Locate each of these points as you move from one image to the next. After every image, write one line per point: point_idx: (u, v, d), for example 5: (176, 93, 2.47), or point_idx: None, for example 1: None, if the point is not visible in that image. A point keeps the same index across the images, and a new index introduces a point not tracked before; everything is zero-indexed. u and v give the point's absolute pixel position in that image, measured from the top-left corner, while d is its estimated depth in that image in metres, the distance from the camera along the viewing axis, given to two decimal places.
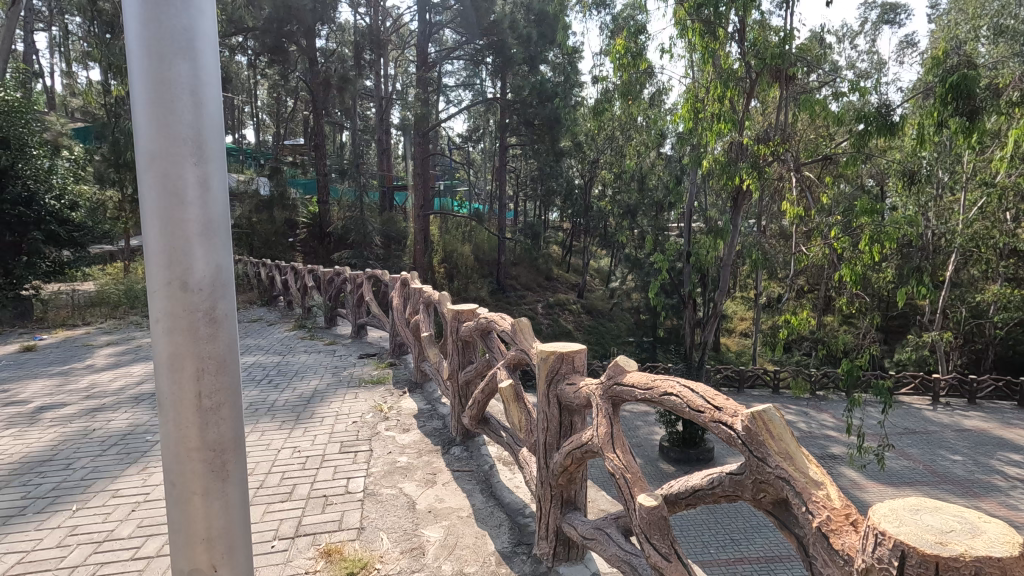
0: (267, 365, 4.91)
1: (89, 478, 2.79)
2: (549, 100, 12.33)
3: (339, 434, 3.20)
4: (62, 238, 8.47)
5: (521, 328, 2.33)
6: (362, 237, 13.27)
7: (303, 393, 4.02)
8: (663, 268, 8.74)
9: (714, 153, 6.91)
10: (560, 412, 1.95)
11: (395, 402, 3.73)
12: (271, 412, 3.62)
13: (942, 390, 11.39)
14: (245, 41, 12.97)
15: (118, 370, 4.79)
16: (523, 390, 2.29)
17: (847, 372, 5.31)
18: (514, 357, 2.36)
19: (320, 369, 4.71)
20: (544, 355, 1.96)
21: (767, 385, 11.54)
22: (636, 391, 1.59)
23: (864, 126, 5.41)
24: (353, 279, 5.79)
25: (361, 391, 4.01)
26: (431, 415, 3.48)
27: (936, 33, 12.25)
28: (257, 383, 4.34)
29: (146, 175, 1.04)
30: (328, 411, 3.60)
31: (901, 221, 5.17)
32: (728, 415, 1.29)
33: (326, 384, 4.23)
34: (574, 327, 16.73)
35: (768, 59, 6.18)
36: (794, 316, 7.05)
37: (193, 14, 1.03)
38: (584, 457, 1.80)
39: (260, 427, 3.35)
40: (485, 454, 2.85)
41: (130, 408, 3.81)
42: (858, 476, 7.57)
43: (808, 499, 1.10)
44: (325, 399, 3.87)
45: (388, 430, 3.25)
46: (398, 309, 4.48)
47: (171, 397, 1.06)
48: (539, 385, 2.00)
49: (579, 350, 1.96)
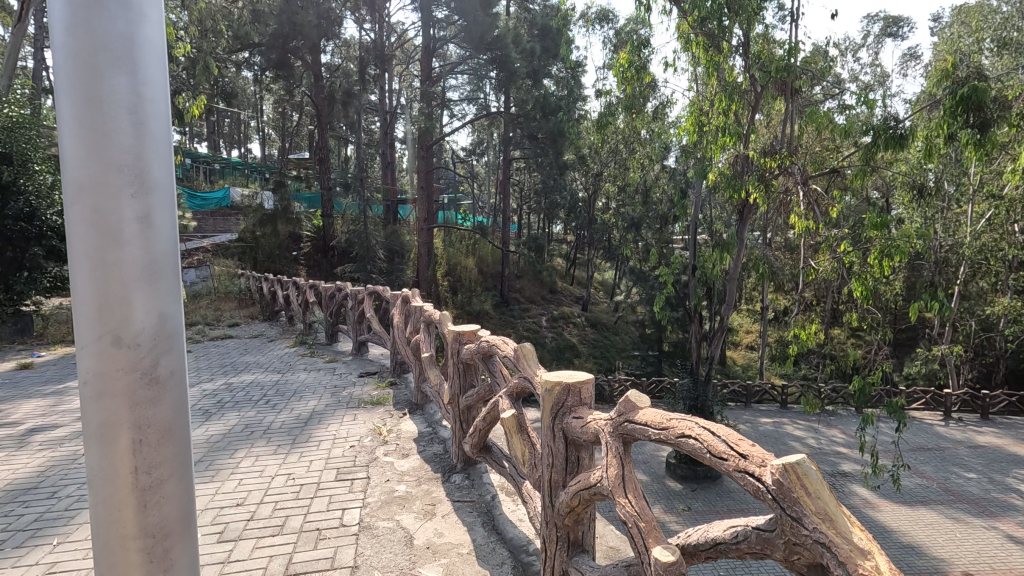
0: (265, 384, 4.83)
1: (74, 509, 2.70)
2: (552, 114, 12.21)
3: (336, 460, 3.11)
4: (64, 253, 8.46)
5: (524, 355, 2.24)
6: (366, 250, 13.26)
7: (300, 415, 3.94)
8: (668, 281, 8.67)
9: (718, 167, 6.88)
10: (566, 447, 1.86)
11: (394, 425, 3.64)
12: (267, 436, 3.52)
13: (954, 405, 11.22)
14: (251, 56, 13.09)
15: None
16: (526, 421, 2.20)
17: (859, 390, 5.20)
18: (516, 385, 2.27)
19: (319, 388, 4.63)
20: (548, 386, 1.87)
21: (774, 399, 11.43)
22: (650, 430, 1.50)
23: (872, 140, 5.35)
24: (354, 296, 5.73)
25: (361, 413, 3.93)
26: (432, 439, 3.38)
27: (940, 47, 12.27)
28: (254, 403, 4.25)
29: (74, 208, 0.99)
30: (326, 435, 3.51)
31: (912, 235, 5.07)
32: (756, 466, 1.21)
33: (324, 404, 4.15)
34: (578, 340, 16.65)
35: (772, 72, 6.17)
36: (803, 330, 6.94)
37: (132, 23, 1.00)
38: (592, 498, 1.71)
39: (255, 452, 3.26)
40: (486, 483, 2.76)
41: None
42: (870, 495, 7.42)
43: (854, 571, 1.02)
44: (323, 421, 3.78)
45: (387, 455, 3.16)
46: (399, 327, 4.40)
47: (105, 472, 1.02)
48: (544, 417, 1.91)
49: (586, 380, 1.86)
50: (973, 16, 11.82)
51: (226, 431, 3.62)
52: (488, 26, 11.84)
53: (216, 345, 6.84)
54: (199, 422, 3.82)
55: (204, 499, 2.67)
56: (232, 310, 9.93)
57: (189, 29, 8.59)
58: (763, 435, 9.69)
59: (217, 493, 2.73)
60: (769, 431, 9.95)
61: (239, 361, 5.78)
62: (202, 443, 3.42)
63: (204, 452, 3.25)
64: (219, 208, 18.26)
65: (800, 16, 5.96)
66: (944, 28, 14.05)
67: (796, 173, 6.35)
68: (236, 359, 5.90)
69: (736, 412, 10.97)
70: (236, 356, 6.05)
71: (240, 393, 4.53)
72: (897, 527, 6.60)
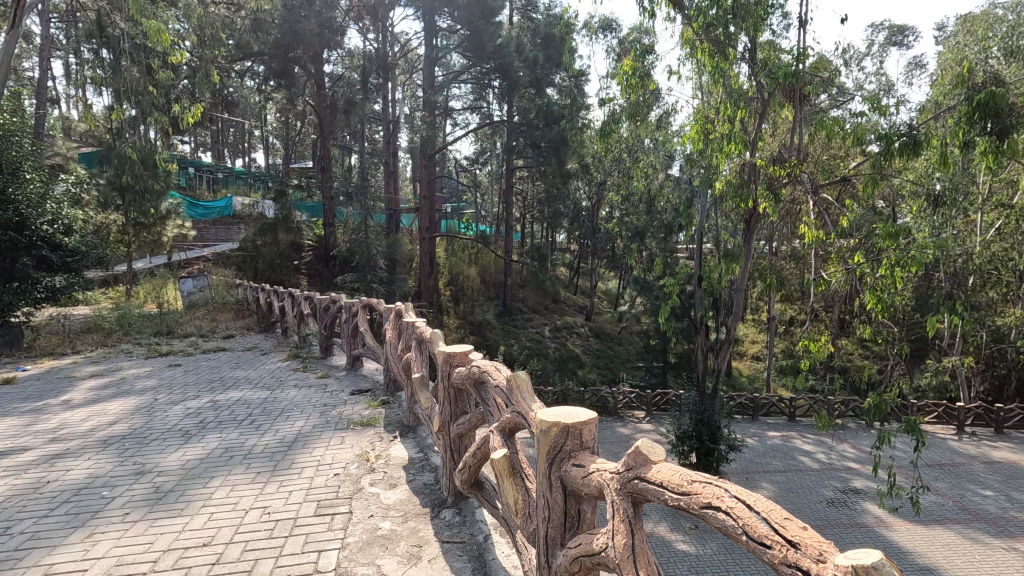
0: (252, 402, 4.66)
1: (24, 549, 2.40)
2: (555, 122, 12.22)
3: (317, 491, 2.93)
4: (55, 263, 8.35)
5: (518, 384, 2.09)
6: (367, 259, 13.10)
7: (285, 437, 3.76)
8: (673, 292, 8.48)
9: (724, 175, 6.73)
10: (566, 499, 1.69)
11: (383, 450, 3.46)
12: (246, 462, 3.34)
13: (967, 419, 10.96)
14: (252, 65, 13.09)
15: (92, 407, 4.51)
16: (520, 461, 2.03)
17: (875, 406, 4.96)
18: (509, 420, 2.09)
19: (307, 407, 4.45)
20: (546, 427, 1.68)
21: (782, 412, 11.22)
22: (667, 493, 1.31)
23: (885, 146, 5.16)
24: (348, 309, 5.57)
25: (349, 436, 3.75)
26: (423, 467, 3.21)
27: (945, 56, 12.22)
28: (238, 424, 4.08)
29: None
30: (309, 462, 3.33)
31: (929, 245, 4.83)
32: (808, 562, 1.01)
33: (311, 425, 3.98)
34: (582, 351, 16.40)
35: (780, 78, 6.00)
36: (813, 342, 6.67)
37: None
38: (597, 565, 1.54)
39: (232, 480, 3.08)
40: (479, 520, 2.57)
41: (94, 454, 3.47)
42: (883, 514, 7.18)
43: None
44: (308, 445, 3.60)
45: (373, 486, 2.99)
46: (390, 343, 4.23)
47: None
48: (541, 462, 1.74)
49: (588, 420, 1.68)
50: (977, 25, 11.78)
51: (203, 457, 3.44)
52: (491, 34, 11.78)
53: (207, 359, 6.67)
54: (177, 446, 3.64)
55: (169, 537, 2.48)
56: (229, 320, 9.78)
57: (190, 38, 8.55)
58: (771, 450, 9.46)
59: (184, 530, 2.54)
60: (777, 445, 9.71)
61: (229, 377, 5.60)
62: (177, 470, 3.24)
63: (177, 481, 3.07)
64: (221, 217, 18.23)
65: (808, 22, 5.83)
66: (949, 37, 13.91)
67: (806, 181, 6.11)
68: (225, 375, 5.72)
69: (743, 425, 10.73)
70: (226, 371, 5.88)
71: (224, 413, 4.36)
72: (912, 547, 6.36)
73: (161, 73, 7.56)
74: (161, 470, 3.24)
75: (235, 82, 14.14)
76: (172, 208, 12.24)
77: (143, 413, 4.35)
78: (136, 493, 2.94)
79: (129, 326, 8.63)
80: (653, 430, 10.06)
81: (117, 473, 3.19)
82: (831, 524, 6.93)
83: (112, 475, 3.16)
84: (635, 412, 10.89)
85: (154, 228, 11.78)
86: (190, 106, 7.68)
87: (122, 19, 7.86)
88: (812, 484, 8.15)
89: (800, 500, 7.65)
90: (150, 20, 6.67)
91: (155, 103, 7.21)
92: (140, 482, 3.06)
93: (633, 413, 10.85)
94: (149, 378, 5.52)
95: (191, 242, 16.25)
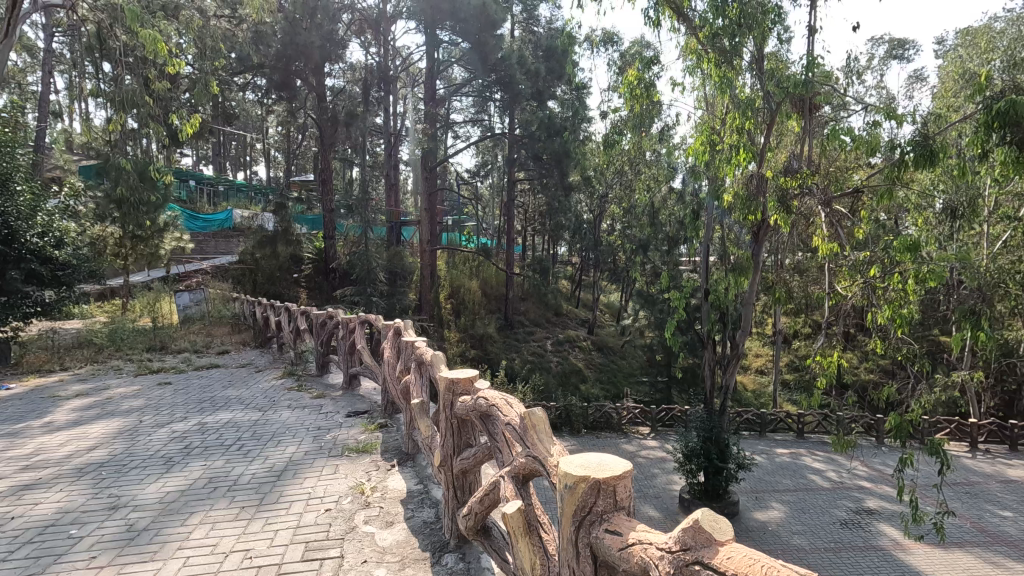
0: (242, 425, 4.47)
1: None
2: (557, 134, 12.09)
3: (306, 530, 2.73)
4: (44, 276, 8.17)
5: (532, 422, 1.91)
6: (367, 272, 12.77)
7: (274, 466, 3.56)
8: (679, 305, 8.28)
9: (731, 187, 6.61)
10: (596, 569, 1.51)
11: (380, 481, 3.26)
12: (230, 495, 3.14)
13: (980, 435, 10.71)
14: (253, 78, 13.06)
15: (73, 431, 4.31)
16: (536, 516, 1.84)
17: (896, 426, 4.73)
18: (523, 466, 1.91)
19: (300, 431, 4.26)
20: (572, 483, 1.49)
21: (790, 428, 10.98)
22: None
23: (901, 155, 4.93)
24: (345, 325, 5.40)
25: (343, 464, 3.55)
26: (423, 501, 3.02)
27: (948, 68, 12.14)
28: (225, 450, 3.88)
29: None
30: (298, 495, 3.12)
31: (949, 259, 4.61)
32: None
33: (303, 452, 3.78)
34: (585, 364, 16.18)
35: (790, 89, 5.83)
36: (827, 357, 6.12)
37: None
38: None
39: (212, 517, 2.88)
40: (485, 568, 2.38)
41: (66, 486, 3.26)
42: (900, 537, 6.93)
43: None
44: (299, 475, 3.40)
45: (369, 524, 2.79)
46: (388, 362, 4.05)
47: None
48: (567, 524, 1.55)
49: (623, 474, 1.49)
50: (980, 37, 11.72)
51: (185, 489, 3.23)
52: (493, 47, 11.66)
53: (200, 376, 6.47)
54: (158, 476, 3.44)
55: None
56: (225, 335, 9.58)
57: (189, 50, 8.49)
58: (781, 468, 9.23)
59: None
60: (787, 463, 9.47)
61: (220, 396, 5.40)
62: (154, 504, 3.03)
63: (153, 518, 2.87)
64: (220, 230, 18.12)
65: (816, 32, 5.72)
66: (950, 49, 13.86)
67: (817, 193, 5.91)
68: (217, 394, 5.52)
69: (750, 442, 10.49)
70: (217, 390, 5.67)
71: (211, 437, 4.16)
72: (932, 572, 6.12)
73: (156, 83, 7.47)
74: (138, 504, 3.03)
75: (235, 95, 14.11)
76: (170, 221, 12.10)
77: (126, 437, 4.15)
78: (107, 532, 2.73)
79: (121, 341, 8.45)
80: (658, 447, 9.82)
81: (90, 508, 2.99)
82: (846, 547, 6.68)
83: (83, 510, 2.96)
84: (640, 428, 10.66)
85: (151, 241, 11.60)
86: (187, 117, 7.56)
87: (122, 32, 7.78)
88: (824, 504, 7.90)
89: (812, 521, 7.41)
90: (147, 30, 6.59)
91: (151, 111, 7.13)
92: (112, 520, 2.85)
93: (638, 429, 10.61)
94: (136, 398, 5.32)
95: (189, 255, 16.11)
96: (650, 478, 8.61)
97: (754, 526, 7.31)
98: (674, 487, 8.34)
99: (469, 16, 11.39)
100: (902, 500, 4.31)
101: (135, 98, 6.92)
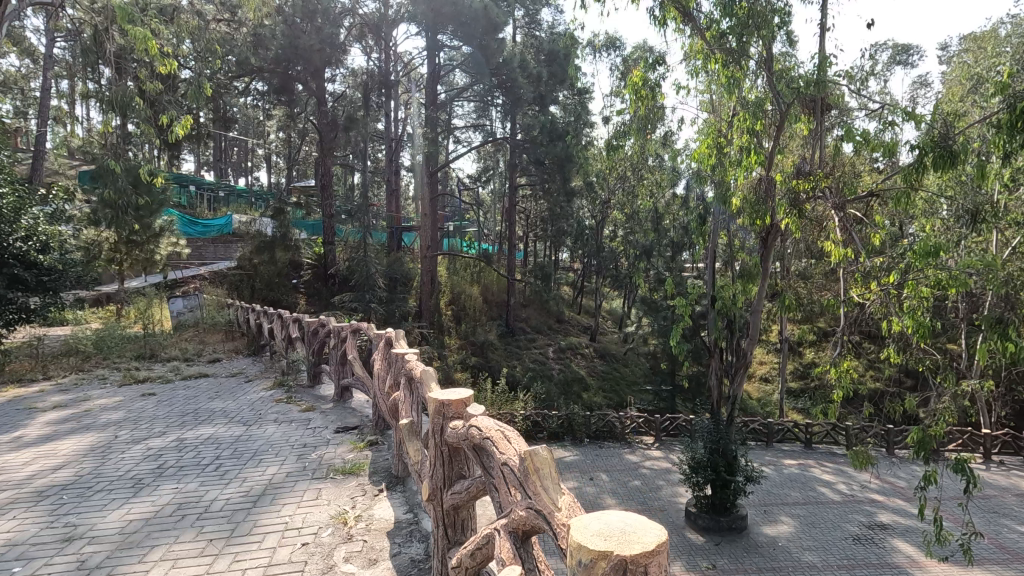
0: (223, 442, 4.25)
1: None
2: (559, 139, 11.86)
3: (279, 569, 2.51)
4: (29, 282, 7.93)
5: (534, 464, 1.70)
6: (366, 278, 12.46)
7: (251, 490, 3.34)
8: (685, 312, 8.03)
9: (738, 190, 6.41)
10: None
11: (365, 510, 3.05)
12: (198, 525, 2.92)
13: (995, 446, 10.43)
14: (251, 82, 12.92)
15: (41, 447, 4.09)
16: None
17: (919, 443, 4.41)
18: (523, 519, 1.68)
19: (284, 449, 4.04)
20: (589, 558, 1.25)
21: (798, 438, 10.73)
22: None
23: (920, 157, 4.65)
24: (337, 334, 5.20)
25: (327, 489, 3.34)
26: (411, 535, 2.81)
27: (957, 72, 11.91)
28: (202, 471, 3.67)
29: None
30: (272, 527, 2.89)
31: (974, 265, 4.37)
32: None
33: (285, 474, 3.58)
34: (587, 372, 15.95)
35: (803, 89, 5.60)
36: (838, 370, 5.61)
37: None
38: None
39: (175, 553, 2.65)
40: None
41: (20, 513, 3.04)
42: (916, 554, 6.67)
43: None
44: (276, 501, 3.19)
45: (349, 561, 2.57)
46: (378, 376, 3.86)
47: None
48: None
49: (655, 550, 1.24)
50: (988, 42, 11.53)
51: (149, 517, 3.01)
52: (496, 51, 11.38)
53: (187, 387, 6.24)
54: (123, 501, 3.22)
55: None
56: (218, 343, 9.38)
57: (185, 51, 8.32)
58: (789, 480, 8.99)
59: None
60: (795, 475, 9.21)
61: (204, 409, 5.19)
62: (113, 536, 2.81)
63: (109, 554, 2.64)
64: (220, 235, 17.98)
65: (830, 30, 5.49)
66: (956, 54, 13.67)
67: (830, 197, 5.68)
68: (201, 406, 5.31)
69: (757, 452, 10.22)
70: (202, 402, 5.46)
71: (187, 456, 3.94)
72: None
73: (149, 83, 7.31)
74: (94, 536, 2.81)
75: (235, 99, 13.97)
76: (166, 225, 11.92)
77: (96, 456, 3.93)
78: (55, 570, 2.51)
79: (110, 349, 8.24)
80: (663, 458, 9.58)
81: (42, 541, 2.77)
82: (859, 564, 6.42)
83: (33, 543, 2.74)
84: (644, 437, 10.42)
85: (146, 246, 11.43)
86: (179, 118, 7.34)
87: (116, 33, 7.60)
88: (835, 518, 7.63)
89: (823, 535, 7.15)
90: (137, 28, 6.41)
91: (145, 112, 7.02)
92: (64, 555, 2.63)
93: (641, 438, 10.36)
94: (116, 410, 5.11)
95: (186, 261, 15.93)
96: (654, 490, 8.35)
97: (763, 541, 7.05)
98: (680, 500, 8.09)
99: (471, 20, 11.22)
100: (925, 521, 4.01)
101: (129, 99, 6.81)
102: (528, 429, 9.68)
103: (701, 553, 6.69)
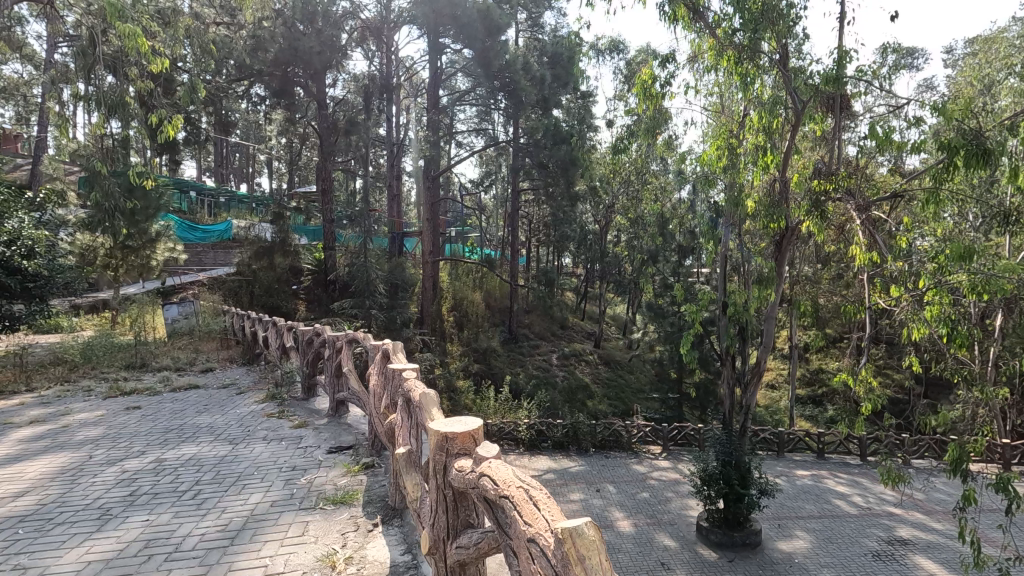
0: (204, 464, 4.00)
1: None
2: (563, 142, 11.62)
3: None
4: (13, 289, 7.76)
5: (576, 550, 1.40)
6: (366, 283, 12.11)
7: (228, 526, 3.08)
8: (696, 318, 7.73)
9: (754, 193, 6.12)
10: None
11: (356, 551, 2.79)
12: (163, 568, 2.66)
13: (1014, 457, 10.11)
14: (250, 86, 12.73)
15: (8, 470, 3.84)
16: None
17: (955, 461, 4.07)
18: None
19: (270, 474, 3.79)
20: None
21: (809, 448, 10.43)
22: None
23: (949, 156, 4.31)
24: (333, 345, 4.95)
25: (314, 524, 3.08)
26: None
27: (967, 74, 11.65)
28: (177, 499, 3.41)
29: None
30: (248, 571, 2.63)
31: (1012, 270, 4.07)
32: None
33: (269, 503, 3.33)
34: (592, 379, 15.67)
35: (823, 87, 5.31)
36: (858, 379, 5.33)
37: None
38: None
39: None
40: None
41: None
42: (941, 573, 6.37)
43: None
44: (255, 539, 2.92)
45: None
46: (376, 394, 3.57)
47: None
48: None
49: None
50: (999, 45, 11.31)
51: (110, 558, 2.75)
52: (498, 51, 11.26)
53: (175, 399, 6.01)
54: (84, 536, 2.96)
55: None
56: (212, 351, 9.13)
57: (182, 54, 8.12)
58: (805, 492, 8.67)
59: None
60: (808, 487, 8.90)
61: (189, 425, 4.93)
62: None
63: None
64: (219, 241, 17.80)
65: (851, 23, 5.21)
66: (964, 56, 13.44)
67: (851, 199, 5.39)
68: (188, 421, 5.06)
69: (768, 463, 9.91)
70: (189, 416, 5.22)
71: (164, 481, 3.69)
72: None
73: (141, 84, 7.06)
74: None
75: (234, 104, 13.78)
76: (161, 231, 11.71)
77: (64, 481, 3.67)
78: None
79: (97, 358, 8.01)
80: (671, 469, 9.28)
81: None
82: None
83: None
84: (651, 447, 10.13)
85: (142, 251, 11.24)
86: (172, 118, 7.04)
87: (110, 34, 7.35)
88: (853, 533, 7.33)
89: (841, 552, 6.84)
90: (127, 24, 6.12)
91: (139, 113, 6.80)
92: None
93: (649, 448, 10.08)
94: (95, 426, 4.86)
95: (185, 268, 15.71)
96: (663, 503, 8.05)
97: (779, 558, 6.75)
98: (690, 513, 7.80)
99: (472, 21, 11.03)
100: (964, 544, 3.71)
101: (122, 100, 6.59)
102: (531, 440, 9.37)
103: (714, 571, 6.39)
